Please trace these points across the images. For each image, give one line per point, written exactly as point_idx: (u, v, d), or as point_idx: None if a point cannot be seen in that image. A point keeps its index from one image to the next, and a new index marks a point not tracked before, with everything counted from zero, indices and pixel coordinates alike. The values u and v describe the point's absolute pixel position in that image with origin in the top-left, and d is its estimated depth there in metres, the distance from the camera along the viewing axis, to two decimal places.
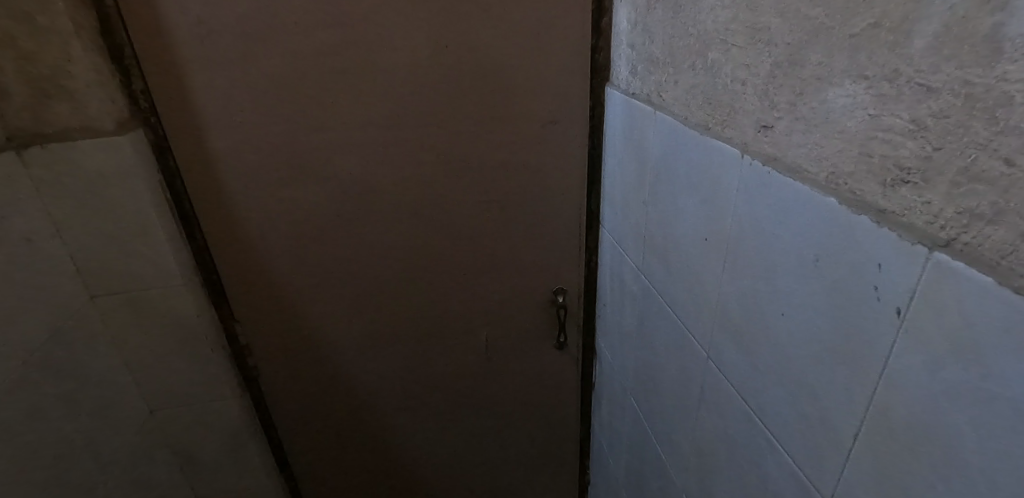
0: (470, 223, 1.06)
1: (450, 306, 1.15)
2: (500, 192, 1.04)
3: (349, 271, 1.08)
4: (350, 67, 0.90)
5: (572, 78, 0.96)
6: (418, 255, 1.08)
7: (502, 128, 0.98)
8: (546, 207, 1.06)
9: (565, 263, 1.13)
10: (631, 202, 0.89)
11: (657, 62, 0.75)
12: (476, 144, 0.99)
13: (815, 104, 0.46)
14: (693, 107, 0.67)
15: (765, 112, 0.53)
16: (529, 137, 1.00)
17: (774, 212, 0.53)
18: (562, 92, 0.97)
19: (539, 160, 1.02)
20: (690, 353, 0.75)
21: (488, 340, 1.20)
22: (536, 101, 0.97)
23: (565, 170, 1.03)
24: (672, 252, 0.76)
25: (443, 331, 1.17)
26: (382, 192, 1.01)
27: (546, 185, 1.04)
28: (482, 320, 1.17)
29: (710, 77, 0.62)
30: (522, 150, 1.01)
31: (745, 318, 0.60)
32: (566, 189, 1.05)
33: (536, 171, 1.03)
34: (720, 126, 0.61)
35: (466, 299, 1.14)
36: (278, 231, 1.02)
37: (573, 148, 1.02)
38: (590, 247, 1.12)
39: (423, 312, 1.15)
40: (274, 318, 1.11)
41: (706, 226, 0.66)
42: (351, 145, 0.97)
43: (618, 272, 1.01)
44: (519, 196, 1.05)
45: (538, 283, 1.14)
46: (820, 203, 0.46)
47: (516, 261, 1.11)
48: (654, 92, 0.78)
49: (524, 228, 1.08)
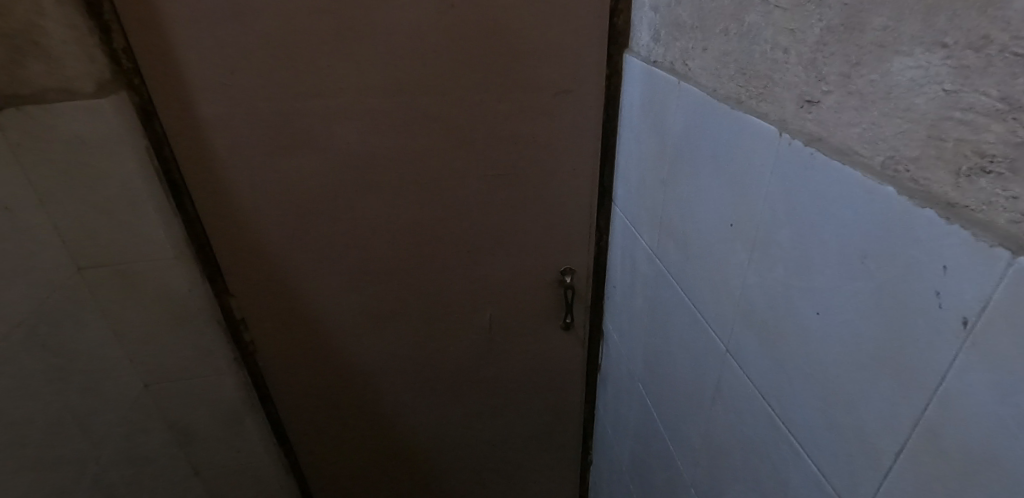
0: (475, 198, 1.00)
1: (453, 285, 1.10)
2: (507, 166, 0.98)
3: (348, 247, 1.03)
4: (348, 27, 0.83)
5: (589, 43, 0.88)
6: (420, 231, 1.03)
7: (511, 97, 0.92)
8: (555, 182, 1.00)
9: (574, 242, 1.07)
10: (649, 181, 0.83)
11: (684, 26, 0.68)
12: (482, 114, 0.92)
13: (876, 76, 0.40)
14: (724, 78, 0.60)
15: (811, 85, 0.46)
16: (539, 107, 0.93)
17: (814, 199, 0.47)
18: (577, 59, 0.89)
19: (549, 134, 0.95)
20: (707, 345, 0.70)
21: (492, 321, 1.16)
22: (548, 68, 0.90)
23: (578, 144, 0.97)
24: (692, 237, 0.71)
25: (445, 310, 1.13)
26: (383, 165, 0.96)
27: (556, 160, 0.98)
28: (486, 299, 1.13)
29: (746, 44, 0.55)
30: (533, 122, 0.94)
31: (772, 314, 0.55)
32: (578, 164, 0.99)
33: (546, 145, 0.96)
34: (755, 99, 0.55)
35: (470, 277, 1.10)
36: (274, 203, 0.97)
37: (587, 120, 0.95)
38: (601, 225, 1.06)
39: (425, 290, 1.10)
40: (270, 293, 1.07)
41: (732, 212, 0.60)
42: (350, 113, 0.90)
43: (630, 253, 0.96)
44: (528, 172, 0.99)
45: (545, 262, 1.09)
46: (872, 192, 0.41)
47: (522, 239, 1.06)
48: (678, 60, 0.71)
49: (533, 205, 1.02)
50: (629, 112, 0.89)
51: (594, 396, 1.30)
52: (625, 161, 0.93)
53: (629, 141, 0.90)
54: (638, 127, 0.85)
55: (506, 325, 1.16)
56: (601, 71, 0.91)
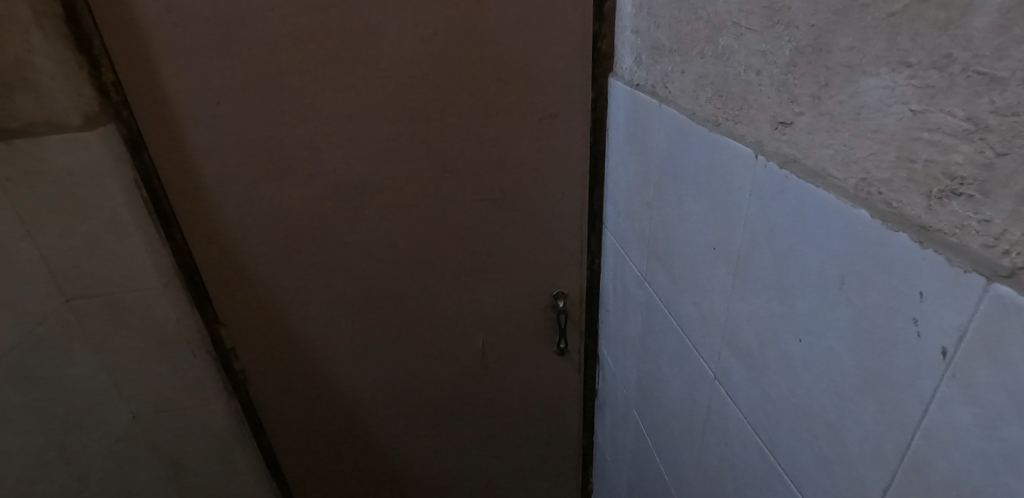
0: (464, 223, 1.00)
1: (444, 311, 1.09)
2: (495, 191, 0.97)
3: (338, 274, 1.03)
4: (334, 57, 0.84)
5: (574, 67, 0.88)
6: (409, 256, 1.02)
7: (498, 122, 0.92)
8: (544, 206, 1.00)
9: (566, 266, 1.06)
10: (636, 204, 0.82)
11: (663, 49, 0.68)
12: (469, 139, 0.92)
13: (845, 97, 0.39)
14: (702, 100, 0.59)
15: (784, 106, 0.46)
16: (526, 131, 0.93)
17: (792, 223, 0.46)
18: (562, 84, 0.89)
19: (538, 157, 0.95)
20: (696, 372, 0.68)
21: (485, 346, 1.14)
22: (534, 93, 0.90)
23: (566, 167, 0.96)
24: (678, 260, 0.69)
25: (437, 336, 1.12)
26: (371, 191, 0.95)
27: (545, 184, 0.97)
28: (478, 325, 1.11)
29: (721, 66, 0.55)
30: (521, 146, 0.94)
31: (756, 340, 0.53)
32: (567, 187, 0.98)
33: (534, 168, 0.96)
34: (731, 121, 0.54)
35: (462, 303, 1.08)
36: (262, 231, 0.97)
37: (575, 144, 0.94)
38: (593, 248, 1.05)
39: (416, 316, 1.09)
40: (260, 322, 1.06)
41: (714, 235, 0.59)
42: (336, 141, 0.91)
43: (621, 277, 0.94)
44: (517, 195, 0.98)
45: (537, 287, 1.08)
46: (846, 215, 0.39)
47: (514, 263, 1.05)
48: (659, 83, 0.70)
49: (523, 229, 1.01)
50: (615, 135, 0.88)
51: (592, 423, 1.27)
52: (613, 184, 0.92)
53: (617, 164, 0.89)
54: (624, 150, 0.84)
55: (500, 351, 1.15)
56: (588, 95, 0.91)
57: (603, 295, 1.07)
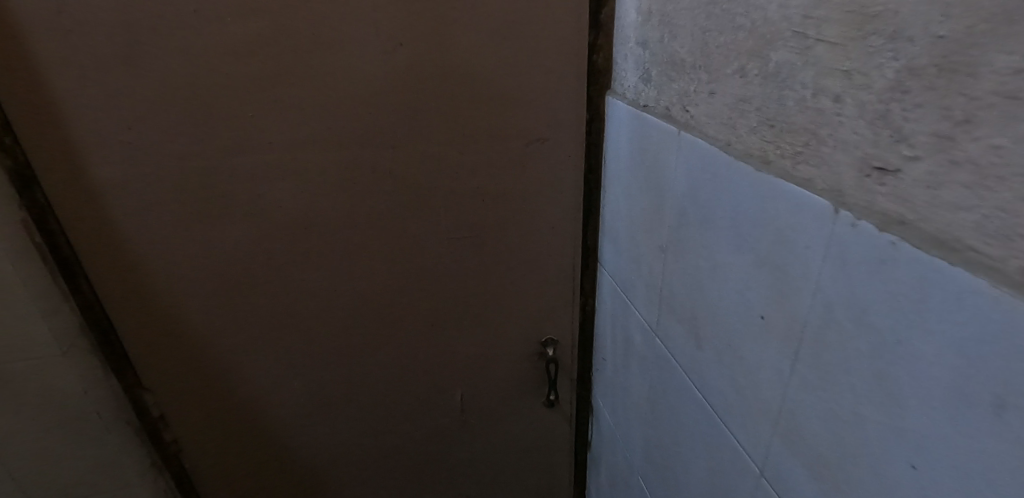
0: (438, 263, 0.86)
1: (416, 363, 0.94)
2: (474, 226, 0.83)
3: (289, 326, 0.87)
4: (276, 72, 0.69)
5: (565, 85, 0.76)
6: (373, 303, 0.87)
7: (478, 149, 0.78)
8: (531, 243, 0.86)
9: (556, 309, 0.93)
10: (644, 245, 0.70)
11: (682, 66, 0.55)
12: (443, 168, 0.78)
13: (1004, 141, 0.27)
14: (742, 130, 0.47)
15: (883, 146, 0.34)
16: (510, 159, 0.79)
17: (901, 306, 0.33)
18: (551, 104, 0.77)
19: (523, 189, 0.82)
20: (734, 461, 0.55)
21: (464, 401, 0.99)
22: (519, 114, 0.76)
23: (557, 199, 0.83)
24: (705, 322, 0.57)
25: (408, 391, 0.96)
26: (326, 230, 0.80)
27: (532, 217, 0.84)
28: (455, 377, 0.96)
29: (774, 89, 0.42)
30: (504, 176, 0.80)
31: (836, 446, 0.40)
32: (557, 222, 0.85)
33: (520, 201, 0.82)
34: (790, 160, 0.42)
35: (436, 354, 0.94)
36: (193, 280, 0.80)
37: (567, 172, 0.81)
38: (586, 288, 0.92)
39: (383, 370, 0.94)
40: (195, 387, 0.89)
41: (762, 300, 0.47)
42: (283, 171, 0.75)
43: (623, 325, 0.81)
44: (500, 231, 0.84)
45: (523, 333, 0.94)
46: (1013, 314, 0.27)
47: (496, 308, 0.91)
48: (676, 105, 0.58)
49: (507, 270, 0.88)
50: (614, 163, 0.76)
51: (584, 477, 1.14)
52: (611, 219, 0.80)
53: (616, 196, 0.76)
54: (627, 181, 0.72)
55: (482, 406, 1.00)
56: (582, 116, 0.78)
57: (597, 340, 0.94)
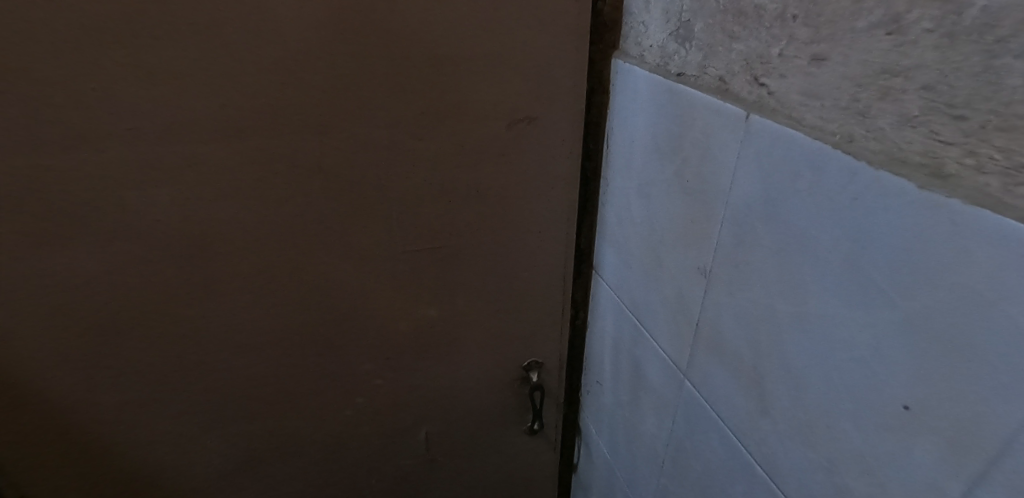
0: (393, 282, 0.66)
1: (369, 402, 0.75)
2: (439, 233, 0.64)
3: (196, 381, 0.64)
4: (138, 20, 0.45)
5: (563, 46, 0.56)
6: (310, 337, 0.66)
7: (444, 133, 0.57)
8: (513, 250, 0.67)
9: (542, 327, 0.75)
10: (670, 263, 0.53)
11: (755, 17, 0.37)
12: (397, 160, 0.57)
13: None
14: (881, 121, 0.30)
15: None
16: (487, 145, 0.59)
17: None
18: (544, 72, 0.57)
19: (505, 185, 0.62)
20: None
21: (429, 439, 0.81)
22: (500, 84, 0.56)
23: (547, 196, 0.65)
24: (782, 387, 0.41)
25: (358, 435, 0.77)
26: (237, 252, 0.57)
27: (516, 221, 0.65)
28: (417, 413, 0.78)
29: (976, 58, 0.25)
30: (479, 169, 0.61)
31: None
32: (547, 224, 0.67)
33: (500, 200, 0.63)
34: (1004, 182, 0.25)
35: (393, 389, 0.75)
36: (42, 332, 0.55)
37: (561, 162, 0.63)
38: (577, 300, 0.75)
39: (326, 415, 0.74)
40: (63, 474, 0.64)
41: (908, 383, 0.31)
42: (164, 175, 0.51)
43: (631, 352, 0.65)
44: (473, 238, 0.65)
45: (503, 358, 0.76)
46: None
47: (470, 332, 0.73)
48: (737, 77, 0.40)
49: (483, 286, 0.69)
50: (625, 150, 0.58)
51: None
52: (616, 221, 0.62)
53: (627, 195, 0.59)
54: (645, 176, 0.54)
55: (453, 444, 0.83)
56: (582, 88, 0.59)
57: (589, 360, 0.78)
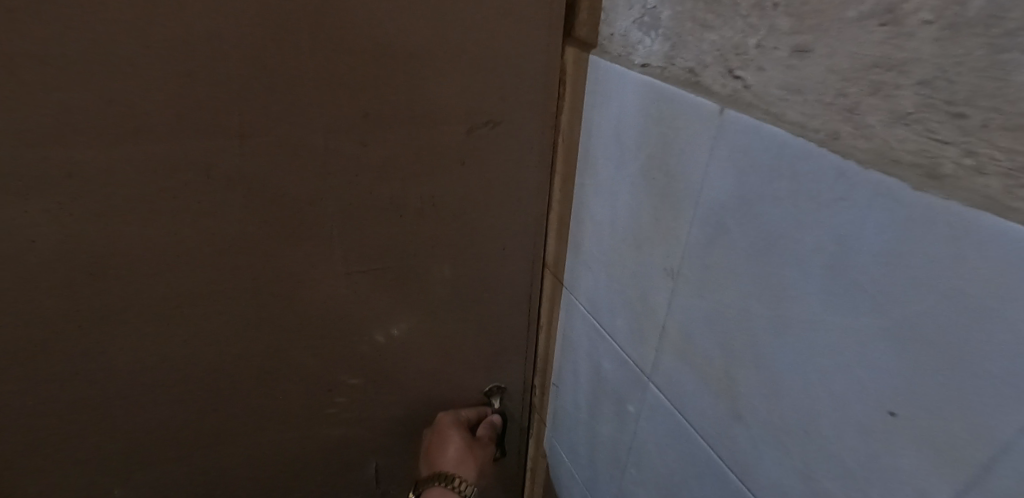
0: (341, 302, 0.60)
1: (314, 431, 0.68)
2: (392, 249, 0.59)
3: (110, 411, 0.57)
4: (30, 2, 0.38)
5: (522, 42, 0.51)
6: (247, 364, 0.60)
7: (398, 138, 0.52)
8: (473, 267, 0.63)
9: (504, 344, 0.72)
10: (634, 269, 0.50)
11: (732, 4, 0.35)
12: (346, 168, 0.52)
13: None
14: (876, 117, 0.28)
15: None
16: (445, 154, 0.55)
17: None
18: (508, 76, 0.53)
19: (461, 195, 0.58)
20: None
21: (381, 464, 0.76)
22: (459, 88, 0.52)
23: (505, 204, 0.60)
24: (752, 389, 0.39)
25: (302, 466, 0.71)
26: (158, 271, 0.51)
27: (475, 234, 0.61)
28: (369, 440, 0.73)
29: (981, 53, 0.24)
30: (429, 174, 0.56)
31: None
32: (510, 239, 0.63)
33: (457, 208, 0.58)
34: (1001, 179, 0.24)
35: (342, 417, 0.69)
36: None
37: (525, 167, 0.59)
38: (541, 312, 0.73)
39: (266, 447, 0.67)
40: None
41: (893, 387, 0.30)
42: (61, 180, 0.44)
43: (590, 356, 0.63)
44: (430, 255, 0.60)
45: (459, 375, 0.72)
46: None
47: (426, 351, 0.68)
48: (713, 68, 0.38)
49: (437, 301, 0.64)
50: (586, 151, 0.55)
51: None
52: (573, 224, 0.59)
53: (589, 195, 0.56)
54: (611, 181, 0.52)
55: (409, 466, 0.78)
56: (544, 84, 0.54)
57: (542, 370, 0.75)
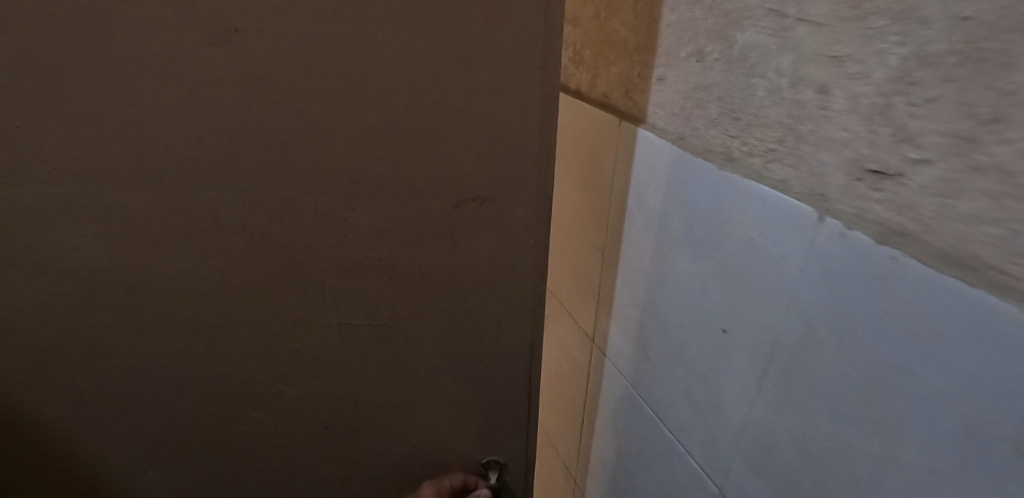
0: (351, 346, 0.65)
1: (320, 459, 0.71)
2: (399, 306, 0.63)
3: (133, 419, 0.63)
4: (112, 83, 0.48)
5: (504, 122, 0.55)
6: (265, 393, 0.65)
7: (403, 205, 0.58)
8: (474, 328, 0.66)
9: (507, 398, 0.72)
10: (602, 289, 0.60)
11: (628, 49, 0.51)
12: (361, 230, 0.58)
13: None
14: (699, 121, 0.42)
15: (883, 146, 0.29)
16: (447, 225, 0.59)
17: (893, 325, 0.29)
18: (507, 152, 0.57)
19: (449, 261, 0.61)
20: (685, 481, 0.51)
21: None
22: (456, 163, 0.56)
23: (490, 267, 0.63)
24: (652, 330, 0.52)
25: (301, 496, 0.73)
26: (199, 307, 0.59)
27: (475, 299, 0.64)
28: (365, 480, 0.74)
29: (742, 78, 0.37)
30: (419, 239, 0.60)
31: (812, 481, 0.36)
32: (513, 303, 0.65)
33: (452, 271, 0.62)
34: (760, 158, 0.37)
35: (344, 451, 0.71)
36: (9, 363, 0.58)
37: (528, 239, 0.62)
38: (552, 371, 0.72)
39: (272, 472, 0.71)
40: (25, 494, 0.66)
41: (723, 310, 0.42)
42: (113, 217, 0.53)
43: (559, 331, 0.76)
44: (434, 314, 0.64)
45: (451, 419, 0.72)
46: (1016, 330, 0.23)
47: (424, 396, 0.69)
48: (619, 92, 0.53)
49: (438, 356, 0.67)
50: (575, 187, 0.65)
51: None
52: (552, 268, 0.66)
53: (567, 210, 0.68)
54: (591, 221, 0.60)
55: None
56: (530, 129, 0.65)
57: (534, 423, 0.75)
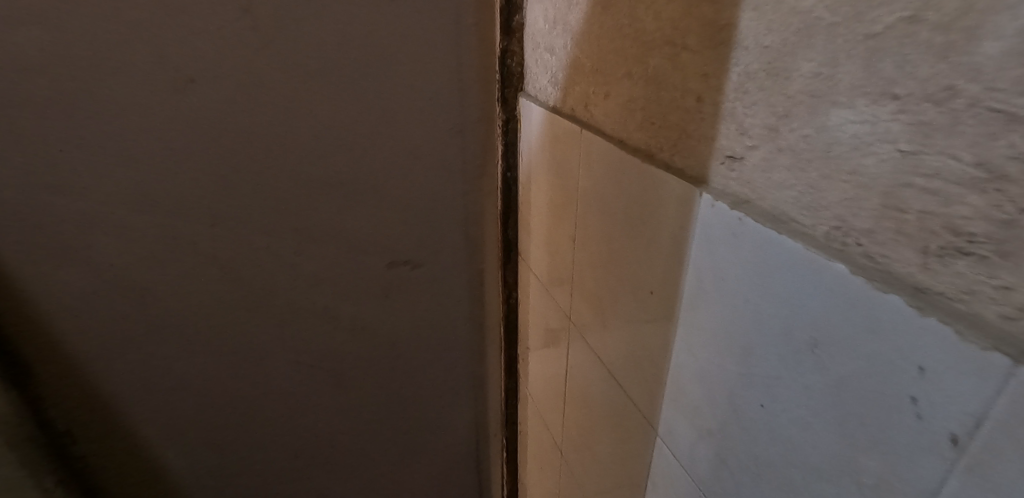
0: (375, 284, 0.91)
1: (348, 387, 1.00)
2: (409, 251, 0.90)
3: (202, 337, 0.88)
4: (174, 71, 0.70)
5: (460, 119, 0.83)
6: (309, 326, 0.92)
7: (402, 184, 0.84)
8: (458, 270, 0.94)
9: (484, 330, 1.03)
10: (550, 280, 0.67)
11: (582, 70, 0.62)
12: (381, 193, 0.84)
13: (811, 131, 0.33)
14: (631, 126, 0.53)
15: (731, 139, 0.40)
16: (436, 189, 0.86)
17: (745, 267, 0.40)
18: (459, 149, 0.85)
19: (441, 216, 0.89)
20: (633, 424, 0.62)
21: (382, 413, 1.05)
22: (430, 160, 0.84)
23: (463, 229, 0.91)
24: (607, 299, 0.63)
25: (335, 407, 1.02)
26: (264, 252, 0.84)
27: (448, 253, 0.92)
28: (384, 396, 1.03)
29: (653, 91, 0.49)
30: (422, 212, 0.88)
31: (707, 402, 0.47)
32: (476, 255, 0.94)
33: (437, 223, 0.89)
34: (668, 153, 0.48)
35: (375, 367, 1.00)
36: (103, 280, 0.80)
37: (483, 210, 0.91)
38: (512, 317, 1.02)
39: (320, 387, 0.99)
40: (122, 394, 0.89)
41: (651, 278, 0.53)
42: (183, 169, 0.76)
43: (545, 314, 0.88)
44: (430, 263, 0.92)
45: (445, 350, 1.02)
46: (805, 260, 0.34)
47: (428, 330, 0.99)
48: (579, 106, 0.64)
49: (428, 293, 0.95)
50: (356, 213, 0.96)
51: (521, 481, 1.18)
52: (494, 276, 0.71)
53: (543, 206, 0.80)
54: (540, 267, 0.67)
55: None
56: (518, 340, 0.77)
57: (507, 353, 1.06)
